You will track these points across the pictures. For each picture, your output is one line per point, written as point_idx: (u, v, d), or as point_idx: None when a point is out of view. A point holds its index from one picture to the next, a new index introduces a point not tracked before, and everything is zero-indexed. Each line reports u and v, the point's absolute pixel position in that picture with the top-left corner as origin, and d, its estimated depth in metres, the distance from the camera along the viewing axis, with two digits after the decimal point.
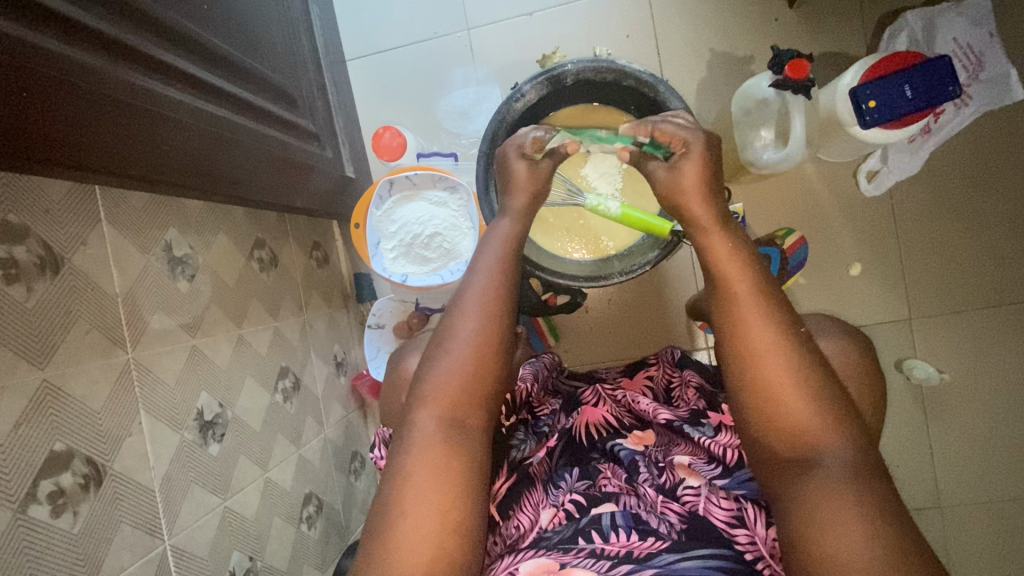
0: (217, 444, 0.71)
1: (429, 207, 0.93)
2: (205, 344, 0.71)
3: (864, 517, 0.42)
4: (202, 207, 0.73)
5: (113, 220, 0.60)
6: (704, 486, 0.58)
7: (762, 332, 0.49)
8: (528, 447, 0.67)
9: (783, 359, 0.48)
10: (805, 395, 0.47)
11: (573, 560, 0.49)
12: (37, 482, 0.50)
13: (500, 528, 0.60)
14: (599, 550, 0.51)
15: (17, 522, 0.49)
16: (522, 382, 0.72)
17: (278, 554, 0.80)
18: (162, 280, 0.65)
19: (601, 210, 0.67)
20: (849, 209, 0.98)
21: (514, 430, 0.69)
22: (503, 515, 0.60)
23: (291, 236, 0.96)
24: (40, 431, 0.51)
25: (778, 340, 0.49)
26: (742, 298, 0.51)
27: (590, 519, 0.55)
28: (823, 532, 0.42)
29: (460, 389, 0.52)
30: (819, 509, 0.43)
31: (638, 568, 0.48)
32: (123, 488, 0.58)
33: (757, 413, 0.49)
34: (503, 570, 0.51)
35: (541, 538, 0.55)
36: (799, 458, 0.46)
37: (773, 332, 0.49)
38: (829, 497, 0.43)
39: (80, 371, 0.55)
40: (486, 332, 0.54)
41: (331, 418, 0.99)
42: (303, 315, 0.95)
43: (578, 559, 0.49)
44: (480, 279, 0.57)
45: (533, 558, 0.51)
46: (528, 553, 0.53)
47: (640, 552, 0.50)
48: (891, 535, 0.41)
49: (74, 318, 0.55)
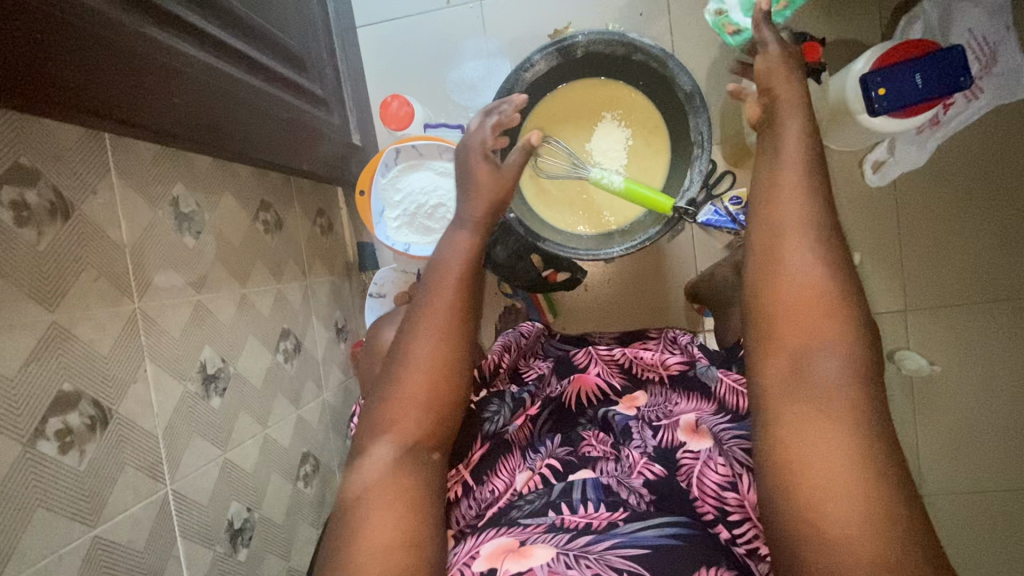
0: (218, 397, 0.72)
1: (434, 177, 0.93)
2: (208, 300, 0.72)
3: (861, 451, 0.39)
4: (209, 165, 0.74)
5: (122, 171, 0.61)
6: (704, 451, 0.58)
7: (810, 245, 0.47)
8: (502, 419, 0.68)
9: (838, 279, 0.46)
10: (844, 346, 0.43)
11: (534, 537, 0.51)
12: (45, 419, 0.50)
13: (473, 492, 0.62)
14: (562, 522, 0.53)
15: (26, 455, 0.49)
16: (495, 352, 0.74)
17: (276, 508, 0.82)
18: (168, 235, 0.66)
19: (604, 184, 0.66)
20: (852, 199, 0.99)
21: (487, 403, 0.69)
22: (478, 480, 0.63)
23: (296, 200, 0.97)
24: (48, 370, 0.51)
25: (831, 262, 0.46)
26: (789, 188, 0.50)
27: (561, 492, 0.57)
28: (822, 492, 0.39)
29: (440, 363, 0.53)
30: (815, 459, 0.41)
31: (598, 538, 0.49)
32: (127, 433, 0.58)
33: (781, 347, 0.46)
34: (465, 554, 0.52)
35: (513, 506, 0.58)
36: (816, 389, 0.44)
37: (820, 251, 0.47)
38: (828, 423, 0.41)
39: (88, 317, 0.55)
40: (455, 307, 0.56)
41: (330, 381, 1.02)
42: (305, 280, 0.97)
43: (538, 535, 0.51)
44: (449, 257, 0.59)
45: (494, 538, 0.52)
46: (491, 532, 0.54)
47: (599, 524, 0.51)
48: (891, 481, 0.39)
49: (83, 265, 0.55)
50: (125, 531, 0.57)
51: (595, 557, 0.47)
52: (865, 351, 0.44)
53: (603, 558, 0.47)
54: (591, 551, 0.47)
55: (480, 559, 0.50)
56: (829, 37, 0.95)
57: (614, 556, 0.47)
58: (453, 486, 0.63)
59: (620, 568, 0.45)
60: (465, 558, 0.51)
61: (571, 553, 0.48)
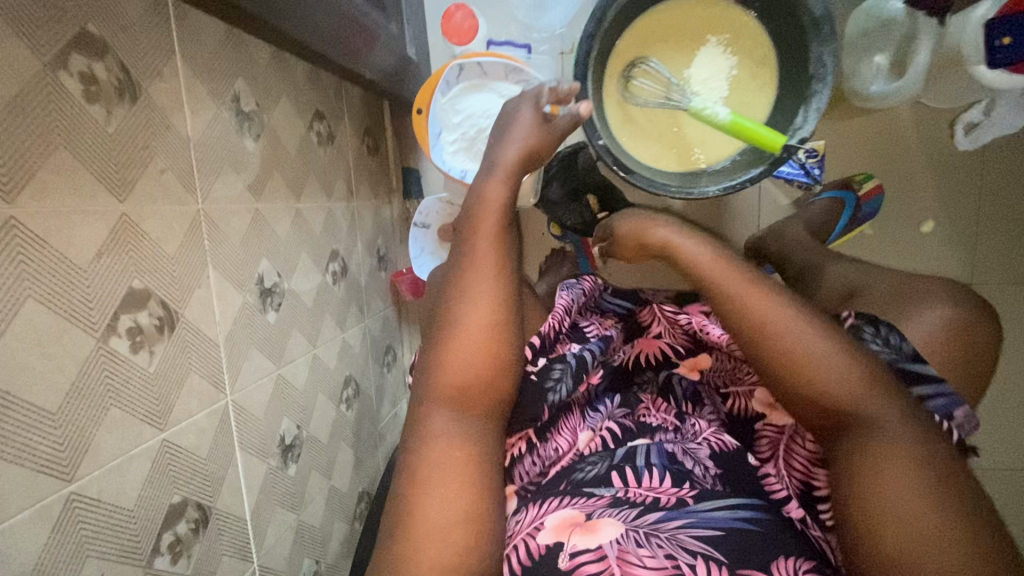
0: (274, 312, 0.70)
1: (498, 100, 0.87)
2: (265, 210, 0.68)
3: (913, 463, 0.42)
4: (268, 62, 0.68)
5: (186, 54, 0.55)
6: (788, 426, 0.57)
7: (764, 297, 0.51)
8: (565, 389, 0.59)
9: (791, 316, 0.49)
10: (837, 367, 0.46)
11: (599, 510, 0.49)
12: (117, 315, 0.47)
13: (537, 449, 0.58)
14: (623, 495, 0.51)
15: (100, 350, 0.45)
16: (558, 312, 0.65)
17: (321, 428, 0.82)
18: (229, 134, 0.62)
19: (707, 115, 0.61)
20: (937, 161, 0.92)
21: (550, 368, 0.59)
22: (541, 437, 0.59)
23: (347, 114, 0.90)
24: (120, 264, 0.47)
25: (775, 305, 0.50)
26: (724, 267, 0.54)
27: (622, 457, 0.55)
28: (882, 494, 0.42)
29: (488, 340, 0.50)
30: (886, 465, 0.42)
31: (668, 516, 0.47)
32: (191, 338, 0.55)
33: (787, 388, 0.48)
34: (528, 525, 0.50)
35: (574, 468, 0.56)
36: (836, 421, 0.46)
37: (774, 295, 0.51)
38: (891, 458, 0.43)
39: (155, 213, 0.51)
40: (495, 281, 0.52)
41: (371, 308, 1.00)
42: (352, 202, 0.93)
43: (603, 509, 0.49)
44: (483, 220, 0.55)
45: (557, 510, 0.50)
46: (554, 504, 0.51)
47: (667, 499, 0.49)
48: (946, 485, 0.41)
49: (152, 154, 0.50)
50: (191, 437, 0.55)
51: (667, 537, 0.45)
52: (851, 368, 0.46)
53: (675, 537, 0.45)
54: (662, 530, 0.46)
55: (546, 531, 0.48)
56: None
57: (685, 537, 0.45)
58: (515, 443, 0.58)
59: (693, 550, 0.44)
60: (528, 530, 0.49)
61: (641, 530, 0.46)
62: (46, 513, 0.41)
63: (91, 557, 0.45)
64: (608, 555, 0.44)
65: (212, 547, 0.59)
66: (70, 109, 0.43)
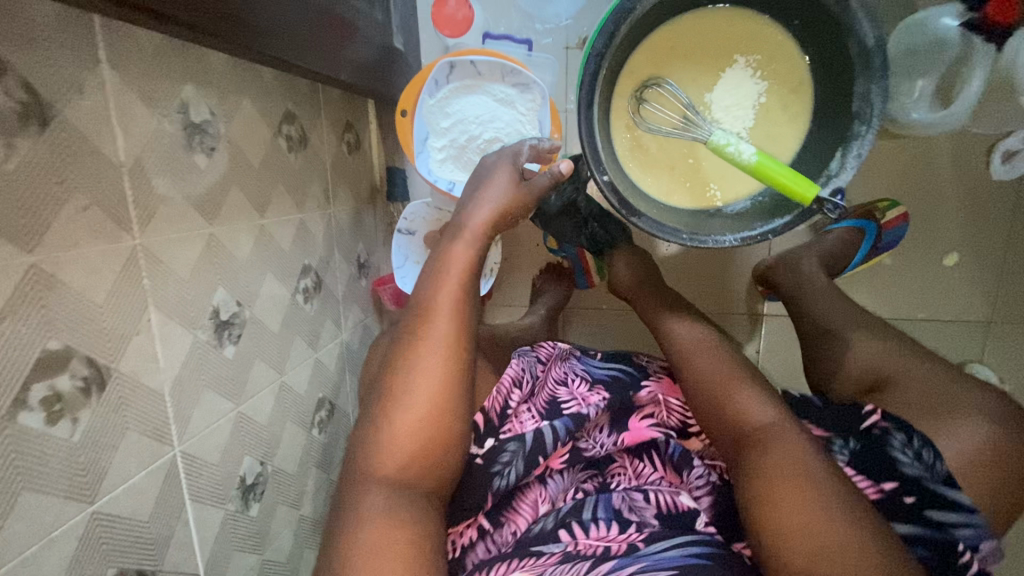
0: (232, 345, 0.63)
1: (493, 105, 0.77)
2: (223, 232, 0.60)
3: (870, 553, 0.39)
4: (225, 61, 0.59)
5: (116, 62, 0.46)
6: None
7: (703, 360, 0.56)
8: (515, 473, 0.55)
9: (731, 378, 0.53)
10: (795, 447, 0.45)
11: (549, 568, 0.48)
12: (28, 385, 0.40)
13: (490, 535, 0.54)
14: (572, 550, 0.50)
15: (5, 430, 0.39)
16: (506, 384, 0.59)
17: (289, 458, 0.76)
18: (175, 152, 0.53)
19: (729, 153, 0.52)
20: (968, 191, 0.84)
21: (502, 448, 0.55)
22: (495, 522, 0.55)
23: (324, 112, 0.81)
24: (29, 325, 0.40)
25: (748, 392, 0.51)
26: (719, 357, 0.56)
27: (572, 508, 0.54)
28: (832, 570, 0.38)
29: (439, 401, 0.48)
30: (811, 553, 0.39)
31: (621, 564, 0.47)
32: (128, 393, 0.49)
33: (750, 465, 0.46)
34: None
35: (526, 536, 0.53)
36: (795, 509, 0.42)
37: (711, 360, 0.55)
38: (825, 536, 0.40)
39: (78, 257, 0.44)
40: (443, 360, 0.49)
41: (349, 321, 0.94)
42: (328, 209, 0.84)
43: (552, 566, 0.48)
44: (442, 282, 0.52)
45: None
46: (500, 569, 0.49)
47: (618, 547, 0.49)
48: (855, 521, 0.40)
49: (69, 190, 0.43)
50: (129, 503, 0.49)
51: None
52: (769, 412, 0.49)
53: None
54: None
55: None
56: None
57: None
58: (465, 531, 0.55)
59: None
60: None
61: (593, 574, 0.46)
62: None
63: None
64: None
65: None
66: None
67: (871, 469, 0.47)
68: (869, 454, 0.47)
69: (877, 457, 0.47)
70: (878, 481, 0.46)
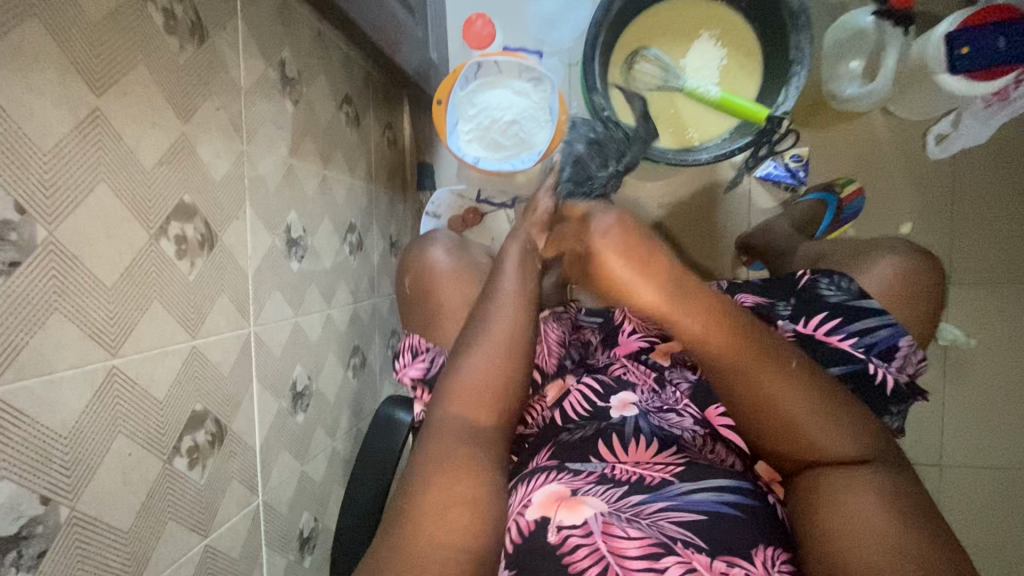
0: (297, 262, 0.75)
1: (511, 95, 0.95)
2: (297, 167, 0.74)
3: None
4: (311, 41, 0.77)
5: (245, 14, 0.62)
6: None
7: (774, 380, 0.46)
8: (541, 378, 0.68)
9: (814, 411, 0.46)
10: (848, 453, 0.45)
11: (583, 487, 0.50)
12: (169, 221, 0.52)
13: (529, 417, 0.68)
14: (609, 476, 0.52)
15: (151, 248, 0.50)
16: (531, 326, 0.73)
17: (330, 386, 0.85)
18: (274, 93, 0.69)
19: (700, 93, 0.69)
20: (911, 168, 0.98)
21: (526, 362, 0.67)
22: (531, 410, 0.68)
23: (373, 106, 0.99)
24: (175, 177, 0.53)
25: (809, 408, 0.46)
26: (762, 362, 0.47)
27: (610, 423, 0.59)
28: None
29: (503, 342, 0.54)
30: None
31: (652, 498, 0.48)
32: (226, 260, 0.60)
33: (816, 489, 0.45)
34: (515, 504, 0.51)
35: (562, 432, 0.62)
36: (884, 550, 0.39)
37: (777, 378, 0.46)
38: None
39: (208, 140, 0.57)
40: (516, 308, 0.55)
41: (382, 289, 1.05)
42: (371, 185, 0.99)
43: (588, 487, 0.50)
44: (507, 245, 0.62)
45: (544, 486, 0.51)
46: (538, 483, 0.52)
47: (653, 479, 0.51)
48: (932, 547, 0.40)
49: (210, 92, 0.57)
50: (216, 352, 0.59)
51: (647, 522, 0.46)
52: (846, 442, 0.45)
53: (656, 523, 0.46)
54: (642, 516, 0.47)
55: (533, 507, 0.49)
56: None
57: (665, 521, 0.46)
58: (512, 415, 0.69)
59: (675, 536, 0.45)
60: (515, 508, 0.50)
61: (623, 514, 0.47)
62: (91, 379, 0.45)
63: (121, 434, 0.48)
64: (593, 530, 0.45)
65: (223, 465, 0.61)
66: (152, 35, 0.49)
67: (804, 311, 0.59)
68: (801, 303, 0.60)
69: (807, 301, 0.60)
70: (810, 318, 0.58)
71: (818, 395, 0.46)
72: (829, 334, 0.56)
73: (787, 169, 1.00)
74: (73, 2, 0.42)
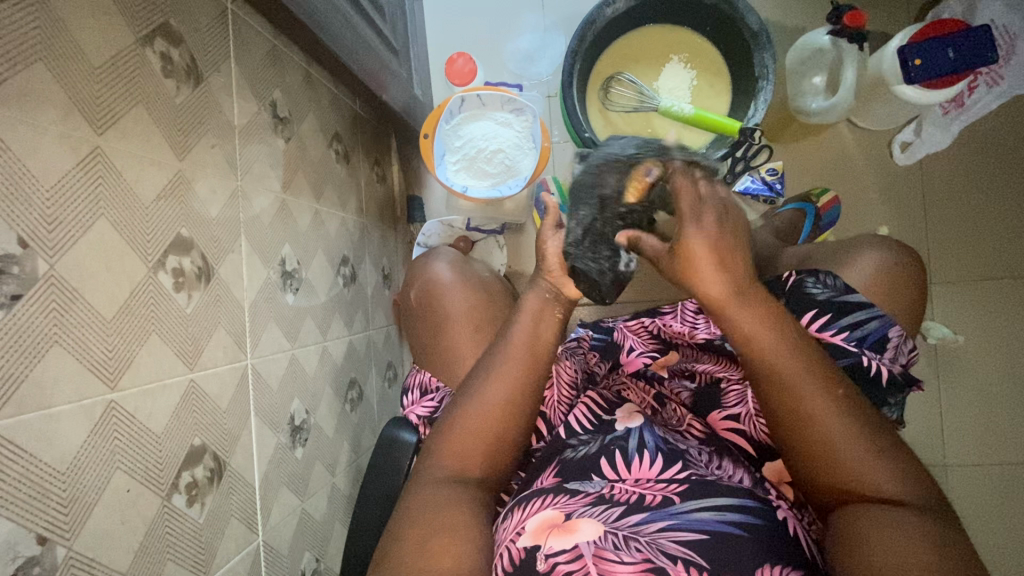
0: (292, 295, 0.75)
1: (495, 126, 0.99)
2: (290, 202, 0.76)
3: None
4: (300, 83, 0.79)
5: (238, 58, 0.65)
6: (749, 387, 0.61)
7: (818, 403, 0.45)
8: (551, 399, 0.68)
9: (855, 445, 0.44)
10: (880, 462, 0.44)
11: (579, 510, 0.50)
12: (167, 254, 0.53)
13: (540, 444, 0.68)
14: (607, 496, 0.51)
15: (149, 280, 0.51)
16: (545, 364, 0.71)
17: (328, 419, 0.83)
18: (266, 131, 0.71)
19: (674, 112, 0.72)
20: (882, 175, 1.02)
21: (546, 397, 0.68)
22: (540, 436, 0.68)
23: (361, 143, 1.01)
24: (172, 212, 0.54)
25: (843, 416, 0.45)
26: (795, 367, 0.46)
27: (615, 438, 0.59)
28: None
29: (519, 363, 0.56)
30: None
31: (651, 517, 0.47)
32: (221, 293, 0.61)
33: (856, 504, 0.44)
34: (510, 529, 0.50)
35: (566, 446, 0.61)
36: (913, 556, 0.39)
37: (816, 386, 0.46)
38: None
39: (206, 175, 0.59)
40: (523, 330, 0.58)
41: (376, 322, 1.05)
42: (362, 219, 1.01)
43: (584, 509, 0.49)
44: None
45: (539, 512, 0.50)
46: (533, 508, 0.52)
47: (653, 498, 0.50)
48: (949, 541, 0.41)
49: (204, 131, 0.59)
50: (213, 385, 0.59)
51: (646, 540, 0.45)
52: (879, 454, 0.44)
53: (655, 541, 0.45)
54: (641, 534, 0.46)
55: (525, 535, 0.48)
56: (880, 7, 0.95)
57: (665, 540, 0.45)
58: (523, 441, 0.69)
59: (673, 555, 0.44)
60: (510, 533, 0.50)
61: (620, 533, 0.46)
62: (90, 412, 0.45)
63: (119, 469, 0.48)
64: (584, 554, 0.45)
65: (222, 503, 0.60)
66: (150, 77, 0.51)
67: (795, 310, 0.61)
68: (791, 302, 0.61)
69: (797, 301, 0.61)
70: (802, 316, 0.60)
71: (860, 428, 0.45)
72: (821, 330, 0.58)
73: (765, 182, 1.02)
74: (78, 49, 0.45)
